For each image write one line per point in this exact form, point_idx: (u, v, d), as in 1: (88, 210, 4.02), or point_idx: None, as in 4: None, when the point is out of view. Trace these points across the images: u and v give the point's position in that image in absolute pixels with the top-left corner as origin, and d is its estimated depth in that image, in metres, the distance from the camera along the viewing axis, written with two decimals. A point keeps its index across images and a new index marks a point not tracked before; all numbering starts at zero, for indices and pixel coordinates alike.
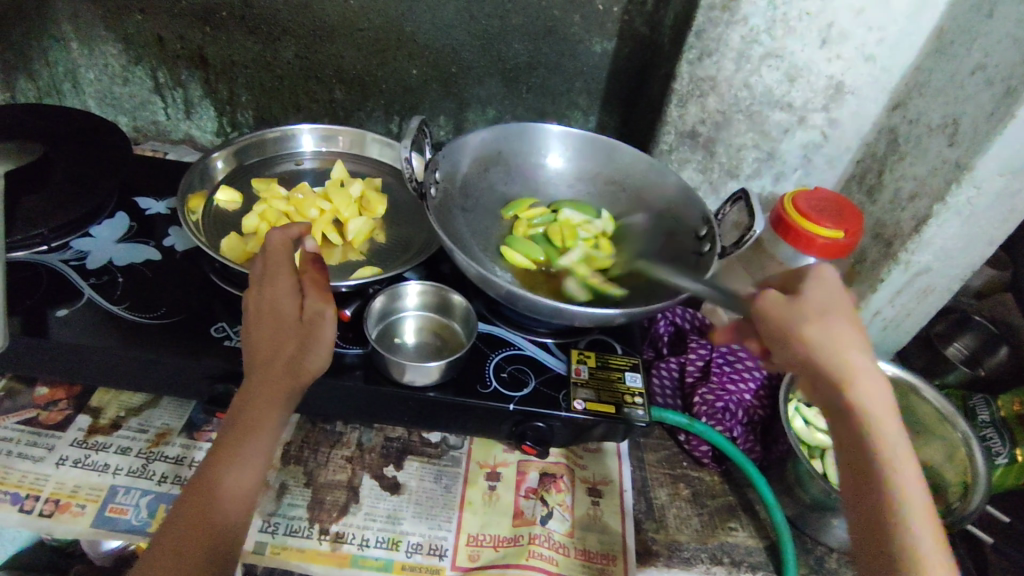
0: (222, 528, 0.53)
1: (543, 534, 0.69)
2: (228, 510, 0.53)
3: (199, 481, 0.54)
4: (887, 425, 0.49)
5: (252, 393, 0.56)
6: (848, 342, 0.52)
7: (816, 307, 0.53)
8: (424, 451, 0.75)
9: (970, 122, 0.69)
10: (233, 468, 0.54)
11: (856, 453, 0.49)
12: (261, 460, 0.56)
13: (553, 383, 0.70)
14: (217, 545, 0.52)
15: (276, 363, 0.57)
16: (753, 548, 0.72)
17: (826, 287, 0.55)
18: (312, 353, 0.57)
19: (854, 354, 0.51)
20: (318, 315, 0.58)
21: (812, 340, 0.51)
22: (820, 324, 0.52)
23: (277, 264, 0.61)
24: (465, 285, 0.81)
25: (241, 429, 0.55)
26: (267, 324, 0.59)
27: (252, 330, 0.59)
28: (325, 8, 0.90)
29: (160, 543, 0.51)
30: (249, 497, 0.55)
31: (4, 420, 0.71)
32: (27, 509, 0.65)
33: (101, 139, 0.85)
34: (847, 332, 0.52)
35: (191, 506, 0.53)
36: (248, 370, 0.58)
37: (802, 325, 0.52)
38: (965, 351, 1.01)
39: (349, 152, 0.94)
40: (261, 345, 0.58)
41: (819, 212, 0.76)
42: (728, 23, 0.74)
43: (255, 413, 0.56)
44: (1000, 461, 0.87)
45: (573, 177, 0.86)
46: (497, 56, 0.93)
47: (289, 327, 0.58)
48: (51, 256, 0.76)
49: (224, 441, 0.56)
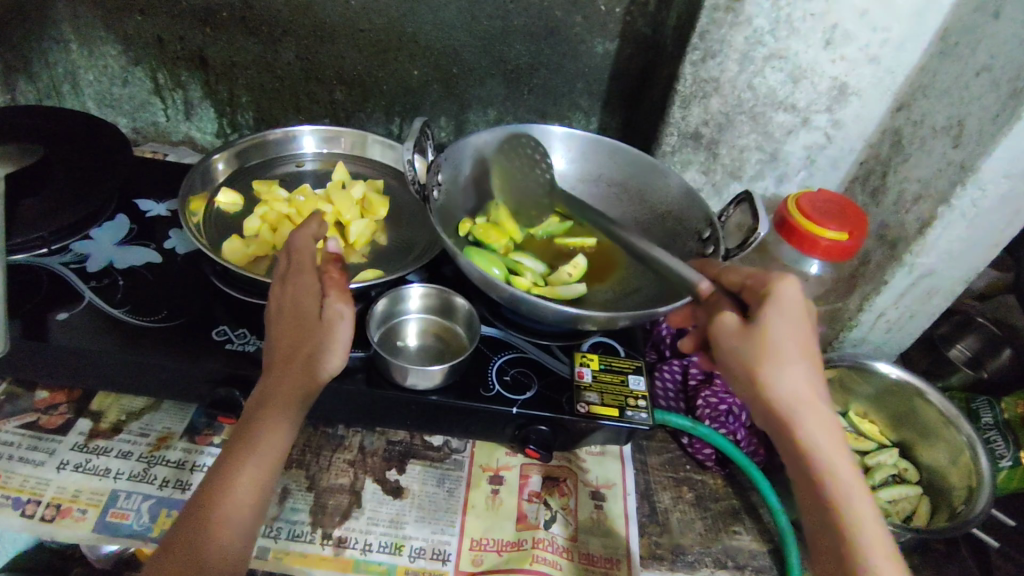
0: (234, 529, 0.53)
1: (547, 538, 0.68)
2: (240, 509, 0.53)
3: (212, 480, 0.54)
4: (839, 463, 0.50)
5: (270, 392, 0.56)
6: (801, 379, 0.51)
7: (772, 342, 0.51)
8: (426, 454, 0.74)
9: (976, 124, 0.69)
10: (245, 468, 0.54)
11: (812, 493, 0.50)
12: (275, 460, 0.56)
13: (557, 387, 0.70)
14: (227, 546, 0.52)
15: (293, 362, 0.56)
16: (758, 551, 0.72)
17: (785, 313, 0.52)
18: (330, 356, 0.57)
19: (805, 393, 0.51)
20: (337, 315, 0.57)
21: (766, 381, 0.51)
22: (776, 363, 0.51)
23: (300, 262, 0.60)
24: (467, 287, 0.81)
25: (256, 428, 0.55)
26: (288, 321, 0.58)
27: (272, 327, 0.58)
28: (326, 8, 0.90)
29: (172, 542, 0.51)
30: (261, 498, 0.55)
31: (5, 424, 0.71)
32: (28, 514, 0.64)
33: (101, 141, 0.84)
34: (801, 368, 0.51)
35: (203, 506, 0.53)
36: (267, 368, 0.58)
37: (754, 364, 0.51)
38: (968, 352, 1.01)
39: (351, 153, 0.94)
40: (281, 342, 0.57)
41: (823, 214, 0.75)
42: (732, 24, 0.73)
43: (270, 413, 0.56)
44: (1005, 464, 0.87)
45: (575, 179, 0.85)
46: (498, 57, 0.93)
47: (308, 327, 0.57)
48: (52, 259, 0.76)
49: (239, 439, 0.55)
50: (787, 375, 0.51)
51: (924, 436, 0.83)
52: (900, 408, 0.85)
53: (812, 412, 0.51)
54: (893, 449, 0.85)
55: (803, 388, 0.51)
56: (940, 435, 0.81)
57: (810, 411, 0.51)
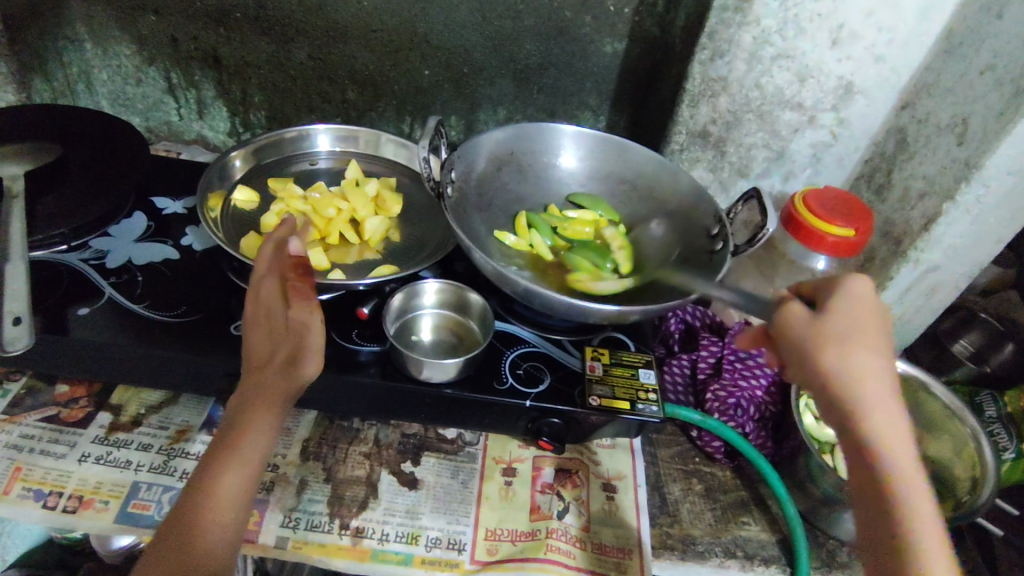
0: (222, 527, 0.54)
1: (560, 528, 0.70)
2: (227, 510, 0.55)
3: (198, 482, 0.55)
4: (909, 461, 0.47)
5: (252, 396, 0.57)
6: (874, 371, 0.49)
7: (843, 330, 0.50)
8: (441, 447, 0.76)
9: (980, 122, 0.70)
10: (232, 469, 0.55)
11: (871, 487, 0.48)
12: (260, 461, 0.57)
13: (568, 380, 0.71)
14: (214, 547, 0.53)
15: (270, 368, 0.58)
16: (766, 541, 0.73)
17: (859, 306, 0.51)
18: (305, 361, 0.59)
19: (875, 382, 0.49)
20: (306, 324, 0.59)
21: (829, 362, 0.49)
22: (842, 346, 0.49)
23: (267, 272, 0.61)
24: (480, 283, 0.82)
25: (240, 431, 0.56)
26: (259, 329, 0.59)
27: (247, 339, 0.60)
28: (338, 9, 0.91)
29: (162, 540, 0.53)
30: (248, 498, 0.56)
31: (26, 417, 0.72)
32: (50, 506, 0.65)
33: (118, 140, 0.86)
34: (875, 358, 0.49)
35: (190, 506, 0.54)
36: (246, 374, 0.59)
37: (828, 349, 0.49)
38: (971, 347, 1.03)
39: (364, 152, 0.95)
40: (257, 348, 0.59)
41: (830, 211, 0.77)
42: (740, 24, 0.75)
43: (253, 417, 0.57)
44: (1008, 456, 0.87)
45: (583, 176, 0.86)
46: (509, 57, 0.94)
47: (280, 333, 0.59)
48: (71, 255, 0.77)
49: (225, 440, 0.56)
50: (857, 360, 0.49)
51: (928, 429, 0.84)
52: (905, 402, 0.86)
53: (885, 406, 0.48)
54: None
55: (869, 376, 0.49)
56: (944, 427, 0.82)
57: (881, 404, 0.48)
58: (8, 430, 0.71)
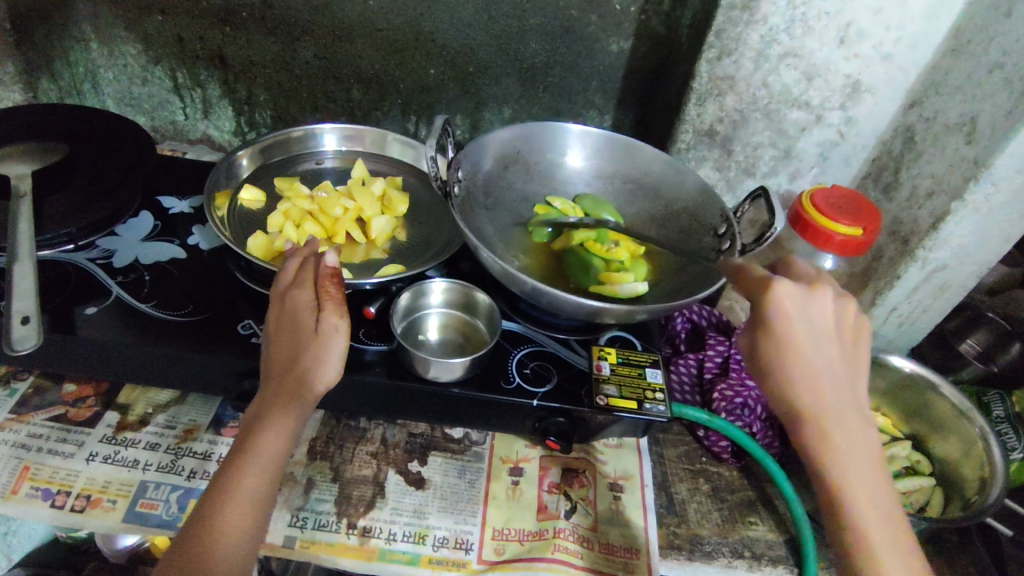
0: (238, 528, 0.54)
1: (567, 527, 0.70)
2: (241, 512, 0.54)
3: (215, 485, 0.55)
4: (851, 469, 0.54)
5: (270, 400, 0.58)
6: (812, 390, 0.55)
7: (776, 358, 0.55)
8: (447, 446, 0.75)
9: (988, 120, 0.70)
10: (246, 473, 0.55)
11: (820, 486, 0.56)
12: (275, 466, 0.57)
13: (575, 379, 0.71)
14: (231, 551, 0.53)
15: (289, 377, 0.58)
16: (774, 542, 0.73)
17: (786, 329, 0.54)
18: (324, 365, 0.58)
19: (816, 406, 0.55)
20: (333, 329, 0.59)
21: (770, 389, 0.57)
22: (780, 377, 0.55)
23: (301, 282, 0.62)
24: (488, 283, 0.82)
25: (256, 434, 0.57)
26: (283, 334, 0.60)
27: (270, 344, 0.60)
28: (345, 8, 0.91)
29: (181, 541, 0.53)
30: (264, 501, 0.56)
31: (33, 416, 0.72)
32: (58, 505, 0.66)
33: (125, 140, 0.86)
34: (811, 384, 0.55)
35: (207, 510, 0.54)
36: (267, 377, 0.59)
37: (765, 376, 0.56)
38: (978, 347, 1.02)
39: (371, 151, 0.95)
40: (279, 354, 0.59)
41: (837, 210, 0.76)
42: (747, 23, 0.75)
43: (270, 420, 0.57)
44: (1016, 456, 0.89)
45: (589, 176, 0.86)
46: (514, 55, 0.94)
47: (302, 339, 0.59)
48: (77, 255, 0.77)
49: (241, 447, 0.57)
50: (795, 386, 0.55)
51: (937, 429, 0.85)
52: (912, 399, 0.86)
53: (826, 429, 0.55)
54: (905, 441, 0.86)
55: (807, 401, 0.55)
56: (953, 428, 0.82)
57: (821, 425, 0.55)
58: (16, 429, 0.71)
